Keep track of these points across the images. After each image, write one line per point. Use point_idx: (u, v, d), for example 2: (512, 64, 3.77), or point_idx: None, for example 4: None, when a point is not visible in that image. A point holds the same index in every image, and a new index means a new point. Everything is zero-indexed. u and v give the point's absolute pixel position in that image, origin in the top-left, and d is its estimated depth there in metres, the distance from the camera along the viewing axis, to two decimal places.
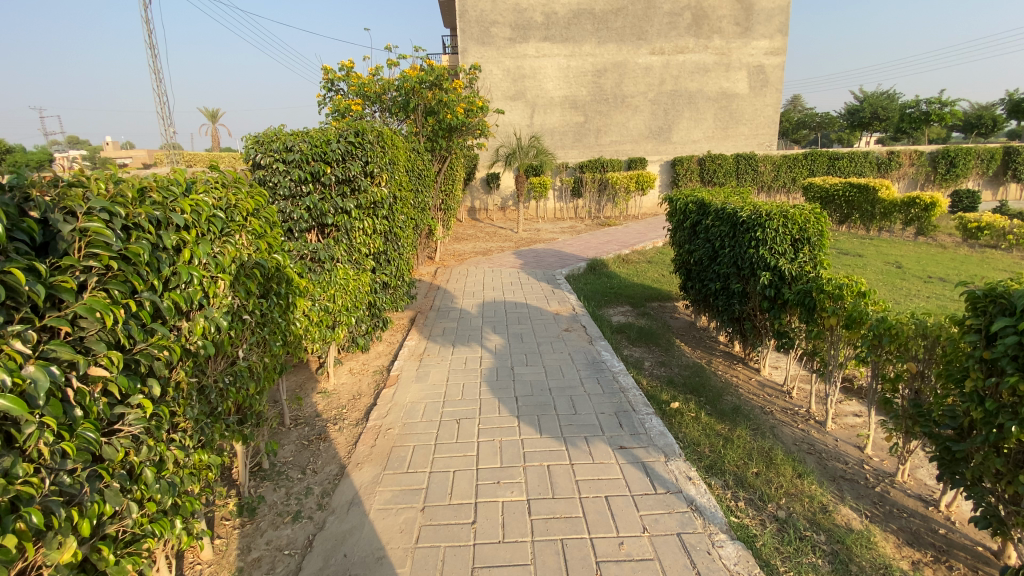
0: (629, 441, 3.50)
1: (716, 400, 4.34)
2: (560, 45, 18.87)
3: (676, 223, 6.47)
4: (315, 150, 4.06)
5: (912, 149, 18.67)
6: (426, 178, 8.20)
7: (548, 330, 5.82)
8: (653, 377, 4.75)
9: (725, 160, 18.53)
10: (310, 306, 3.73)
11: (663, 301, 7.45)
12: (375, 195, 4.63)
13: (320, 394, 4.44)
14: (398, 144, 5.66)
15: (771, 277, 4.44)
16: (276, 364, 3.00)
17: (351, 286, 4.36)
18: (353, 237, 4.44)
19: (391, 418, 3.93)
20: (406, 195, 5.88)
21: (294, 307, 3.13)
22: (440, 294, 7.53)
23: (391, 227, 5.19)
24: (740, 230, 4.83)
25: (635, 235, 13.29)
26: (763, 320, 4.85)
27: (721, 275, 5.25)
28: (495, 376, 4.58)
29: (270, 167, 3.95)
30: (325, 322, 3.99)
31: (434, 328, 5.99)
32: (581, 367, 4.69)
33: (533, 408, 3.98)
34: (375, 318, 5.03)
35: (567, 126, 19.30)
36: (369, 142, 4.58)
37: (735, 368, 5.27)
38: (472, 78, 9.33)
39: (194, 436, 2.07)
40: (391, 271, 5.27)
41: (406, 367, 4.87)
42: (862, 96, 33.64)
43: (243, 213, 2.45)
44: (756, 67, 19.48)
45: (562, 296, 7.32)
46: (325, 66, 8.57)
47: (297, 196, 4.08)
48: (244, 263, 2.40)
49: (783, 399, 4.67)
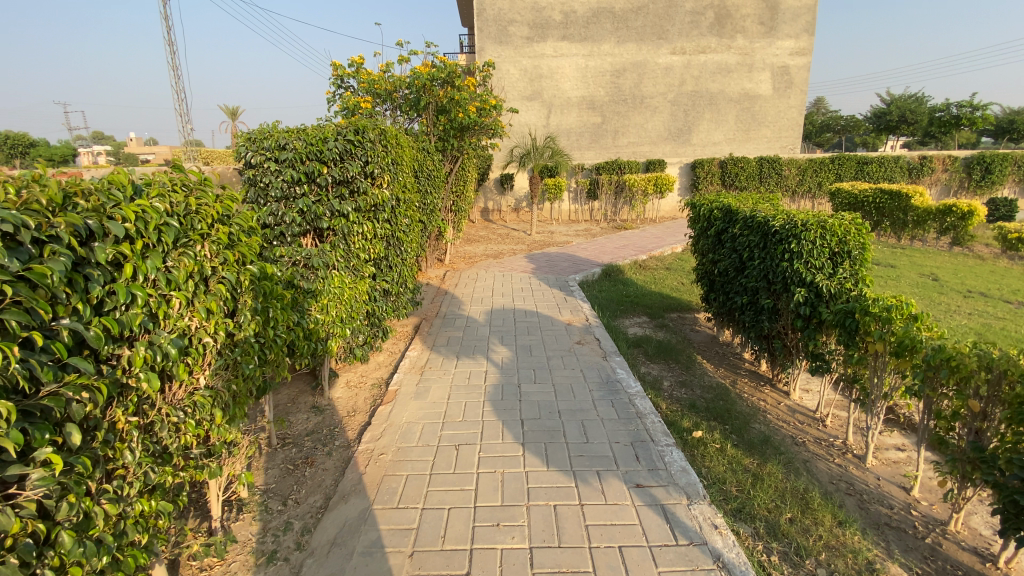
0: (646, 478, 3.13)
1: (742, 429, 3.94)
2: (579, 44, 18.46)
3: (699, 230, 6.06)
4: (310, 148, 3.74)
5: (945, 154, 17.87)
6: (435, 179, 7.89)
7: (559, 343, 5.45)
8: (673, 400, 4.36)
9: (748, 164, 17.92)
10: (301, 318, 3.42)
11: (682, 312, 7.04)
12: (376, 198, 4.30)
13: (312, 410, 4.14)
14: (404, 144, 5.34)
15: (806, 294, 4.03)
16: (252, 387, 2.68)
17: (347, 295, 4.04)
18: (351, 243, 4.13)
19: (385, 442, 3.60)
20: (412, 197, 5.55)
21: (277, 321, 2.81)
22: (448, 300, 7.21)
23: (394, 231, 4.87)
24: (771, 240, 4.41)
25: (652, 240, 12.84)
26: (795, 339, 4.43)
27: (748, 288, 4.84)
28: (500, 395, 4.23)
29: (261, 166, 3.66)
30: (317, 335, 3.68)
31: (438, 337, 5.66)
32: (594, 387, 4.31)
33: (540, 434, 3.62)
34: (374, 328, 4.72)
35: (584, 127, 18.89)
36: (370, 141, 4.25)
37: (762, 391, 4.86)
38: (486, 76, 8.99)
39: (137, 482, 1.76)
40: (394, 277, 4.95)
41: (406, 382, 4.54)
42: (890, 98, 32.58)
43: (208, 220, 2.12)
44: (781, 68, 18.84)
45: (575, 304, 6.95)
46: (334, 63, 8.30)
47: (290, 198, 3.77)
48: (206, 277, 2.09)
49: (816, 428, 4.24)
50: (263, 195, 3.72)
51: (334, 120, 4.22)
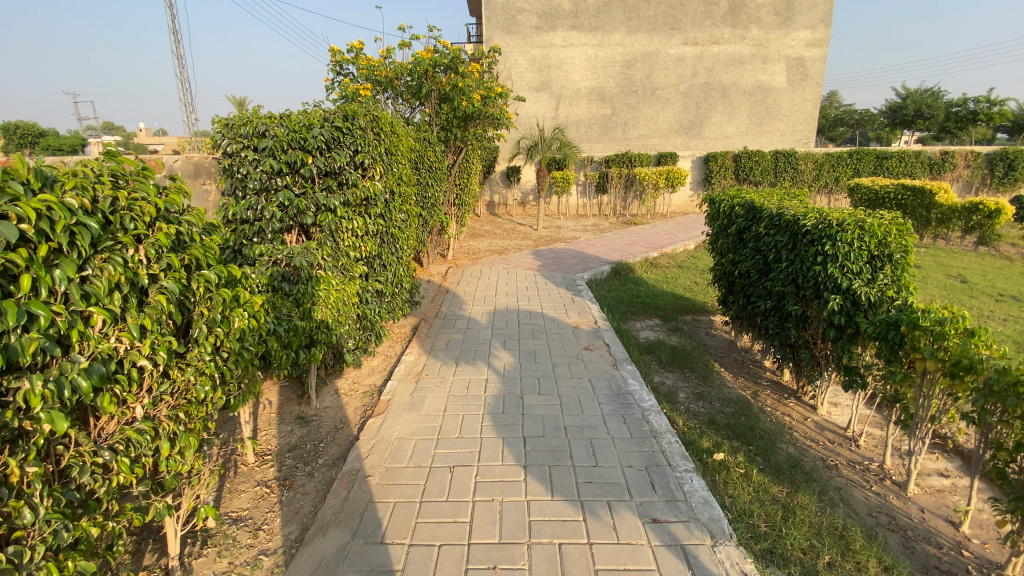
0: (664, 512, 2.77)
1: (768, 451, 3.56)
2: (588, 34, 17.94)
3: (718, 228, 5.64)
4: (293, 135, 3.38)
5: (967, 150, 17.22)
6: (437, 171, 7.50)
7: (566, 348, 5.08)
8: (690, 415, 3.99)
9: (763, 158, 17.33)
10: (280, 324, 3.07)
11: (697, 315, 6.64)
12: (367, 190, 3.91)
13: (298, 422, 3.81)
14: (401, 133, 4.94)
15: (841, 301, 3.63)
16: (213, 409, 2.33)
17: (337, 298, 3.67)
18: (340, 239, 3.75)
19: (373, 461, 3.25)
20: (410, 191, 5.17)
21: (244, 332, 2.46)
22: (449, 298, 6.85)
23: (390, 227, 4.48)
24: (801, 242, 4.00)
25: (663, 237, 12.38)
26: (826, 350, 4.04)
27: (774, 293, 4.45)
28: (501, 408, 3.86)
29: (238, 156, 3.32)
30: (300, 343, 3.32)
31: (437, 340, 5.31)
32: (603, 400, 3.94)
33: (544, 455, 3.26)
34: (368, 332, 4.36)
35: (594, 119, 18.39)
36: (361, 128, 3.86)
37: (786, 404, 4.47)
38: (491, 63, 8.55)
39: (43, 544, 1.45)
40: (388, 277, 4.59)
41: (400, 390, 4.19)
42: (907, 92, 31.70)
43: (147, 219, 1.77)
44: (796, 60, 18.22)
45: (583, 305, 6.57)
46: (333, 48, 7.91)
47: (271, 190, 3.41)
48: (142, 287, 1.74)
49: (848, 449, 3.85)
50: (242, 188, 3.38)
51: (321, 106, 3.84)
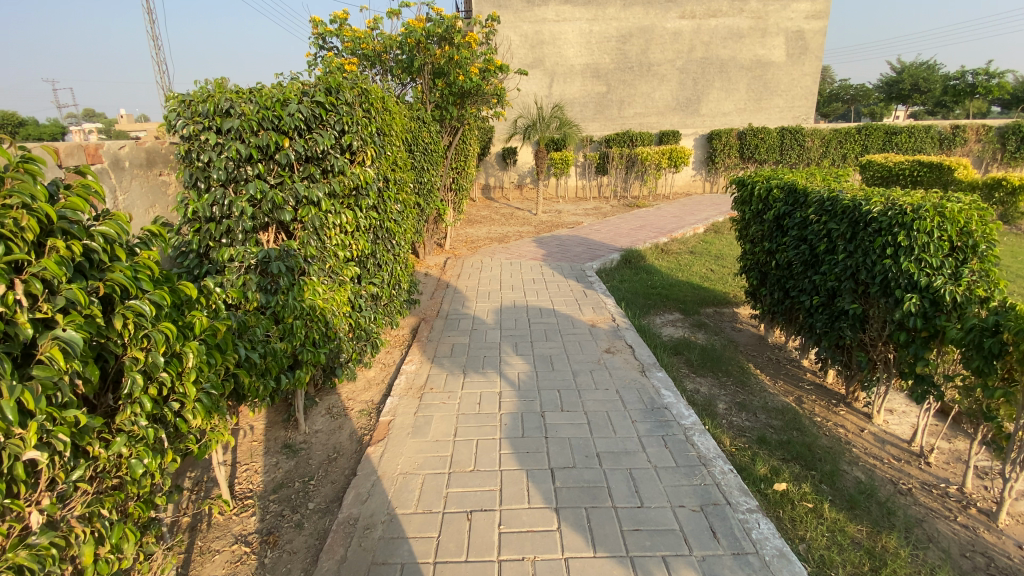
0: (733, 571, 2.26)
1: (834, 476, 3.08)
2: (582, 8, 17.06)
3: (750, 212, 5.09)
4: (265, 113, 2.76)
5: (978, 123, 16.77)
6: (432, 154, 6.85)
7: (585, 351, 4.55)
8: (736, 432, 3.50)
9: (769, 135, 16.69)
10: (256, 348, 2.49)
11: (719, 307, 6.13)
12: (356, 178, 3.28)
13: (284, 453, 3.25)
14: (393, 109, 4.30)
15: (919, 302, 3.11)
16: (163, 477, 1.76)
17: (325, 308, 3.09)
18: (326, 237, 3.15)
19: (373, 505, 2.71)
20: (404, 177, 4.54)
21: (202, 372, 1.87)
22: (450, 294, 6.30)
23: (385, 222, 3.85)
24: (864, 231, 3.46)
25: (668, 220, 11.80)
26: (888, 354, 3.55)
27: (824, 288, 3.92)
28: (520, 429, 3.31)
29: (197, 139, 2.70)
30: (284, 367, 2.76)
31: (441, 344, 4.75)
32: (637, 418, 3.41)
33: (578, 493, 2.74)
34: (363, 342, 3.77)
35: (589, 97, 17.62)
36: (347, 103, 3.22)
37: (837, 413, 3.98)
38: (487, 34, 7.80)
39: None
40: (385, 279, 3.99)
41: (402, 408, 3.64)
42: (902, 65, 31.10)
43: (32, 239, 1.19)
44: (795, 32, 17.47)
45: (597, 299, 6.01)
46: (313, 18, 7.15)
47: (239, 181, 2.81)
48: (24, 340, 1.17)
49: (918, 468, 3.39)
50: (206, 179, 2.77)
51: (300, 78, 3.19)
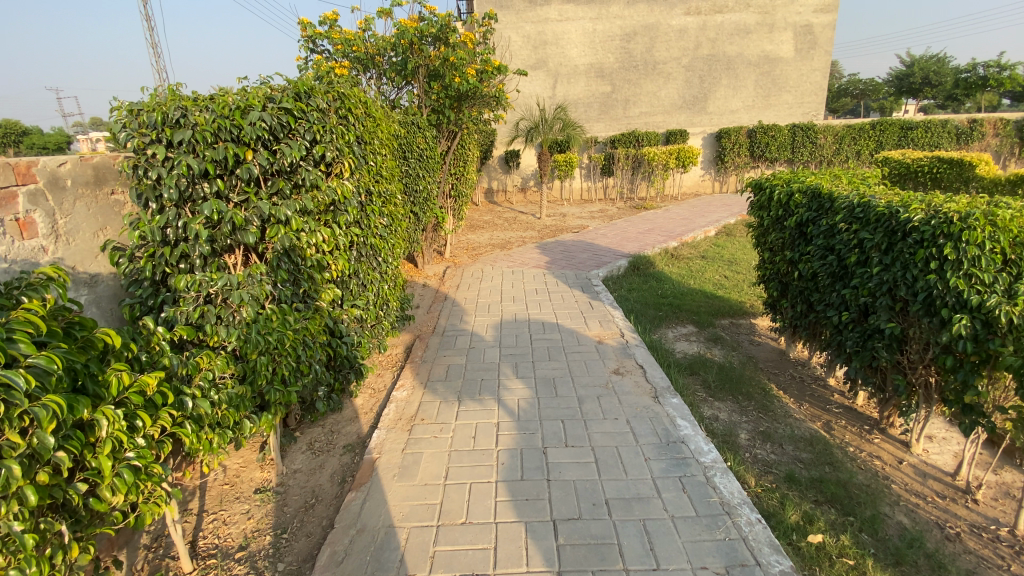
0: None
1: (876, 524, 2.70)
2: (585, 7, 16.68)
3: (769, 218, 4.72)
4: (222, 123, 2.44)
5: (996, 117, 16.24)
6: (428, 160, 6.53)
7: (592, 373, 4.19)
8: (762, 469, 3.12)
9: (779, 132, 16.23)
10: (208, 395, 2.16)
11: (735, 318, 5.76)
12: (333, 192, 2.95)
13: (257, 499, 2.92)
14: (378, 115, 3.98)
15: (970, 324, 2.71)
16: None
17: (296, 339, 2.76)
18: (299, 259, 2.82)
19: (349, 568, 2.36)
20: (393, 188, 4.22)
21: (122, 442, 1.54)
22: (447, 308, 5.96)
23: (370, 237, 3.51)
24: (902, 241, 3.07)
25: (676, 222, 11.39)
26: (930, 377, 3.15)
27: (854, 303, 3.53)
28: (519, 471, 2.96)
29: (144, 154, 2.39)
30: (247, 410, 2.43)
31: (436, 365, 4.41)
32: (651, 456, 3.05)
33: (584, 553, 2.38)
34: (345, 371, 3.43)
35: (593, 97, 17.25)
36: (320, 110, 2.90)
37: (870, 441, 3.59)
38: (485, 33, 7.45)
39: None
40: (372, 299, 3.66)
41: (390, 444, 3.29)
42: (912, 59, 30.43)
43: None
44: (803, 27, 16.98)
45: (604, 312, 5.65)
46: (302, 20, 6.85)
47: (194, 200, 2.48)
48: None
49: (965, 507, 2.99)
50: (158, 199, 2.45)
51: (268, 82, 2.87)
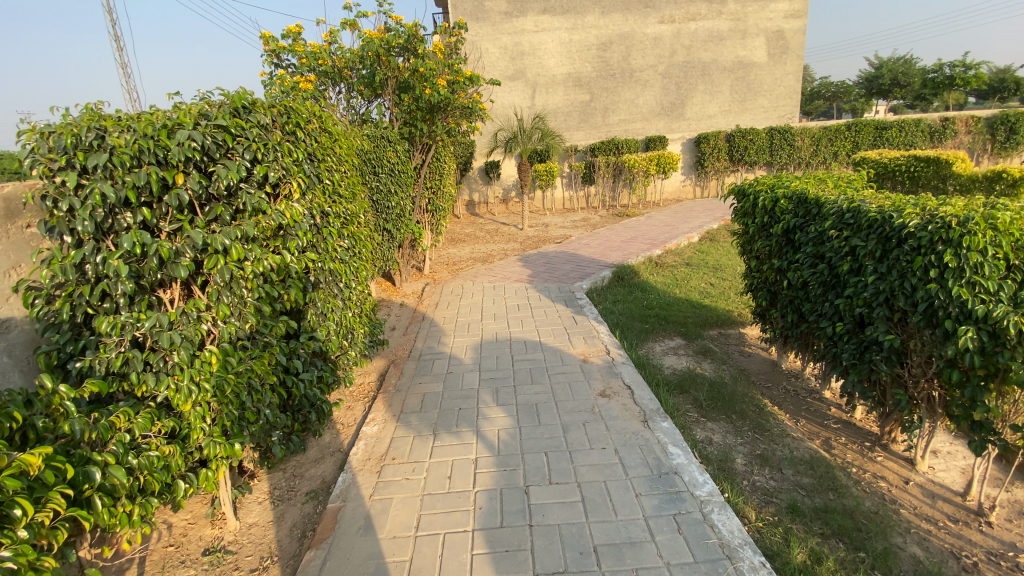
0: None
1: (889, 560, 2.46)
2: (560, 18, 16.66)
3: (754, 225, 4.54)
4: (145, 143, 2.17)
5: (967, 115, 16.58)
6: (402, 174, 6.27)
7: (576, 396, 3.93)
8: (763, 502, 2.87)
9: (757, 136, 16.32)
10: (123, 461, 1.90)
11: (724, 328, 5.57)
12: (281, 216, 2.67)
13: (205, 563, 2.59)
14: (336, 130, 3.72)
15: (977, 335, 2.50)
16: None
17: (238, 382, 2.47)
18: (243, 291, 2.53)
19: None
20: (356, 207, 3.95)
21: None
22: (424, 329, 5.68)
23: (329, 262, 3.23)
24: (897, 249, 2.88)
25: (659, 229, 11.27)
26: (933, 391, 2.94)
27: (847, 315, 3.33)
28: (498, 516, 2.68)
29: (52, 180, 2.09)
30: (177, 471, 2.17)
31: (410, 394, 4.11)
32: (642, 491, 2.80)
33: None
34: (306, 409, 3.13)
35: (572, 106, 17.19)
36: (263, 126, 2.65)
37: (873, 460, 3.37)
38: (456, 43, 7.24)
39: None
40: (335, 328, 3.37)
41: (356, 488, 2.99)
42: (880, 62, 31.15)
43: None
44: (775, 33, 17.14)
45: (588, 327, 5.42)
46: (265, 34, 6.59)
47: (116, 232, 2.19)
48: None
49: (979, 532, 2.76)
50: (74, 232, 2.14)
51: (205, 97, 2.62)
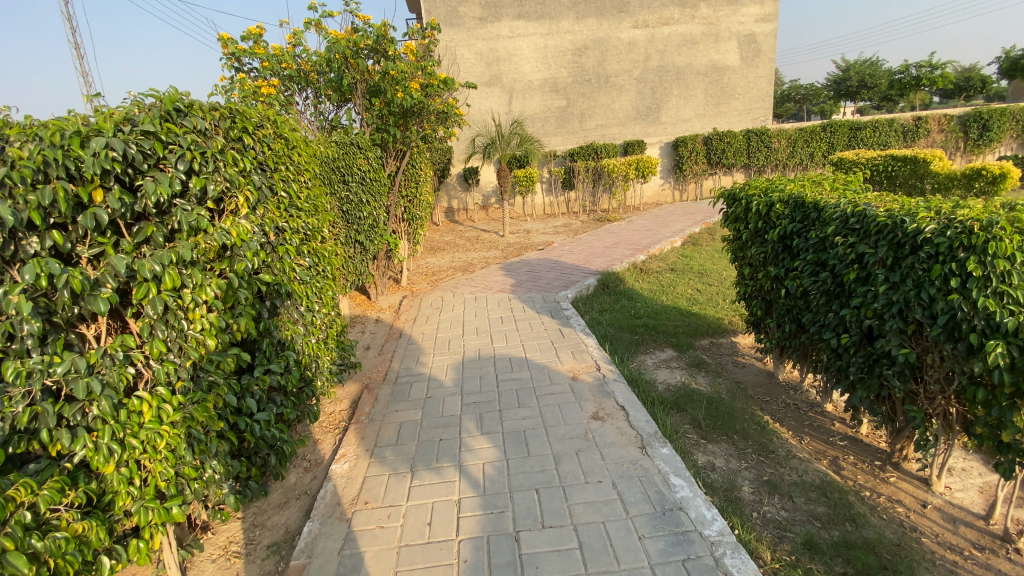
0: None
1: None
2: (535, 23, 16.49)
3: (746, 230, 4.33)
4: (53, 153, 1.80)
5: (940, 113, 16.88)
6: (375, 182, 5.93)
7: (566, 420, 3.64)
8: (777, 537, 2.62)
9: (734, 138, 16.39)
10: (25, 547, 1.54)
11: (715, 337, 5.35)
12: (226, 234, 2.33)
13: None
14: (294, 137, 3.38)
15: (1007, 349, 2.29)
16: None
17: (174, 433, 2.11)
18: (182, 323, 2.17)
19: None
20: (320, 220, 3.61)
21: None
22: (401, 347, 5.33)
23: (287, 283, 2.88)
24: (911, 256, 2.65)
25: (641, 234, 11.10)
26: (952, 408, 2.73)
27: (853, 326, 3.10)
28: (485, 571, 2.36)
29: None
30: (97, 546, 1.81)
31: (386, 423, 3.76)
32: (645, 533, 2.51)
33: None
34: (264, 452, 2.77)
35: (549, 112, 17.03)
36: (202, 133, 2.30)
37: (886, 480, 3.16)
38: (427, 45, 6.93)
39: None
40: (297, 356, 3.01)
41: (324, 540, 2.64)
42: (847, 65, 31.85)
43: None
44: (747, 36, 17.24)
45: (575, 340, 5.14)
46: (224, 36, 6.19)
47: (18, 258, 1.78)
48: None
49: (1009, 561, 2.55)
50: None
51: (135, 100, 2.26)
